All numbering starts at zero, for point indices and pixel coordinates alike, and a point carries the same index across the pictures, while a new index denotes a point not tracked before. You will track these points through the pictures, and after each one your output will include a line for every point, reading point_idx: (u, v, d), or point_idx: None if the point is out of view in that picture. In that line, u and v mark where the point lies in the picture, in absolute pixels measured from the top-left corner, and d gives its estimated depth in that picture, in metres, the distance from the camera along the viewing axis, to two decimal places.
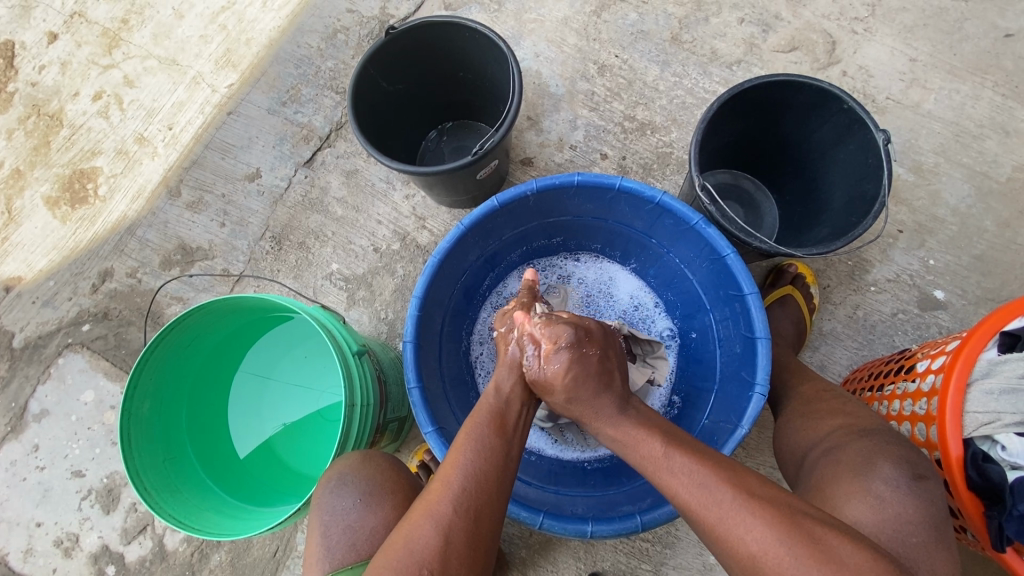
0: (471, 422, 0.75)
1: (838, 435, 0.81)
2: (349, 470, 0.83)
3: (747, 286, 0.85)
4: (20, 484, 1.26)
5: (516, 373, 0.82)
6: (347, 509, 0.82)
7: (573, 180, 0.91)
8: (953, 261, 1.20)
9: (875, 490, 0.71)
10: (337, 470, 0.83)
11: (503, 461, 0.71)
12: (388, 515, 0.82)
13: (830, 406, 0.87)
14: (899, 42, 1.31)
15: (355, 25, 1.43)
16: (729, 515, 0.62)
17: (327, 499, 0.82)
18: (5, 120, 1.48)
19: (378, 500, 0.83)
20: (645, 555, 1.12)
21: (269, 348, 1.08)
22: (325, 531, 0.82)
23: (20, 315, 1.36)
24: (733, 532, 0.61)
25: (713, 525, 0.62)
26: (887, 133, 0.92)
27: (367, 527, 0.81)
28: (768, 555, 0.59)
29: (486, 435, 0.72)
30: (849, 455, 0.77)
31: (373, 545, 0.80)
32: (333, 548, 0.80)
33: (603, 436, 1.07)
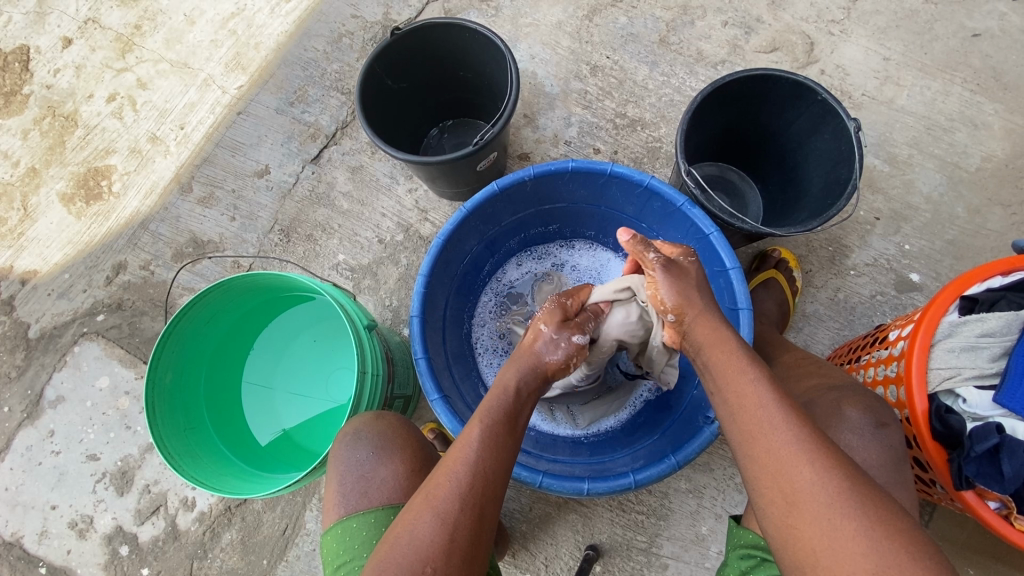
0: (480, 417, 0.74)
1: (815, 394, 0.87)
2: (364, 426, 0.88)
3: (729, 261, 0.92)
4: (36, 468, 1.30)
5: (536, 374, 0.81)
6: (361, 461, 0.86)
7: (568, 166, 0.98)
8: (927, 246, 1.27)
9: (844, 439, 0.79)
10: (354, 426, 0.89)
11: (507, 459, 0.72)
12: (396, 469, 0.86)
13: (810, 371, 0.94)
14: (873, 42, 1.40)
15: (360, 29, 1.51)
16: (799, 451, 0.62)
17: (343, 452, 0.87)
18: (21, 121, 1.54)
19: (389, 454, 0.87)
20: (641, 528, 1.17)
21: (279, 331, 1.14)
22: (341, 480, 0.86)
23: (36, 306, 1.41)
24: (795, 467, 0.62)
25: (780, 460, 0.63)
26: (857, 121, 0.99)
27: (378, 478, 0.86)
28: (828, 487, 0.60)
29: (494, 433, 0.72)
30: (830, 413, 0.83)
31: (385, 494, 0.85)
32: (348, 495, 0.85)
33: (590, 419, 1.12)
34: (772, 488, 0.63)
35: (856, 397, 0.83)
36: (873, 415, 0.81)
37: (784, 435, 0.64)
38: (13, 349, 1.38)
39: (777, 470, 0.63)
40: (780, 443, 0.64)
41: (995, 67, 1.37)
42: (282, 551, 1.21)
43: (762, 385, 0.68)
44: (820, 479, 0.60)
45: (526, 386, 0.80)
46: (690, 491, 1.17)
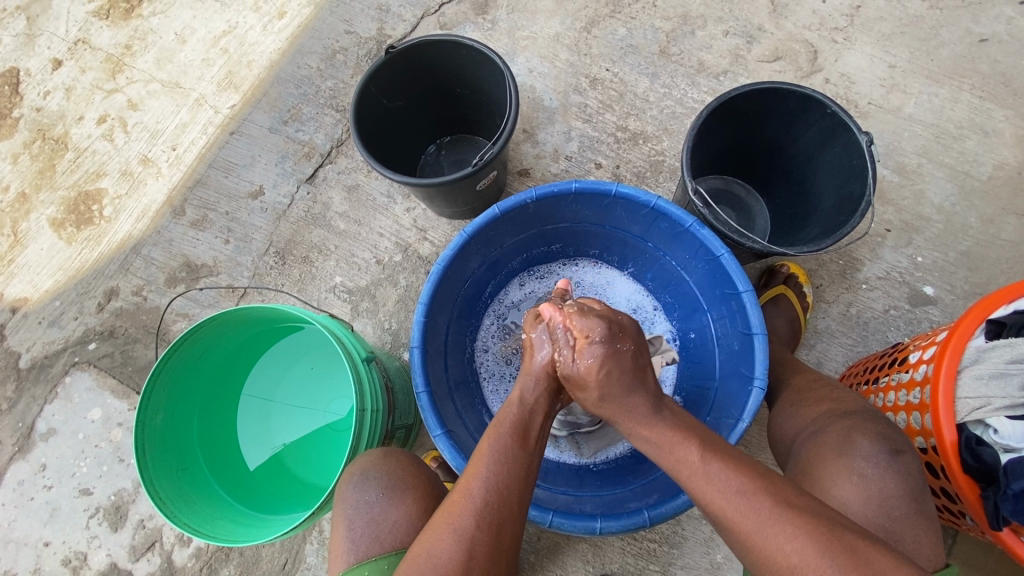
0: (492, 432, 0.73)
1: (829, 420, 0.84)
2: (372, 466, 0.85)
3: (742, 285, 0.88)
4: (27, 504, 1.26)
5: (541, 384, 0.78)
6: (370, 503, 0.83)
7: (571, 187, 0.94)
8: (941, 258, 1.24)
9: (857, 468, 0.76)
10: (361, 466, 0.86)
11: (523, 471, 0.70)
12: (407, 510, 0.84)
13: (822, 395, 0.90)
14: (878, 50, 1.37)
15: (354, 45, 1.48)
16: (738, 508, 0.63)
17: (351, 493, 0.84)
18: (10, 145, 1.50)
19: (399, 495, 0.84)
20: (653, 556, 1.13)
21: (275, 361, 1.10)
22: (350, 524, 0.83)
23: (26, 335, 1.37)
24: (744, 524, 0.62)
25: (729, 517, 0.63)
26: (869, 134, 0.96)
27: (389, 521, 0.82)
28: (797, 559, 0.59)
29: (507, 446, 0.71)
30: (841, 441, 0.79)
31: (397, 538, 0.82)
32: (357, 541, 0.82)
33: (593, 449, 1.08)
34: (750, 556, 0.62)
35: (874, 426, 0.80)
36: (895, 448, 0.77)
37: (717, 486, 0.64)
38: (3, 380, 1.34)
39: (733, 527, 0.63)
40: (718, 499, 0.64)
41: (1004, 72, 1.34)
42: None
43: (700, 454, 0.67)
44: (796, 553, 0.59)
45: (535, 396, 0.78)
46: (703, 517, 1.13)
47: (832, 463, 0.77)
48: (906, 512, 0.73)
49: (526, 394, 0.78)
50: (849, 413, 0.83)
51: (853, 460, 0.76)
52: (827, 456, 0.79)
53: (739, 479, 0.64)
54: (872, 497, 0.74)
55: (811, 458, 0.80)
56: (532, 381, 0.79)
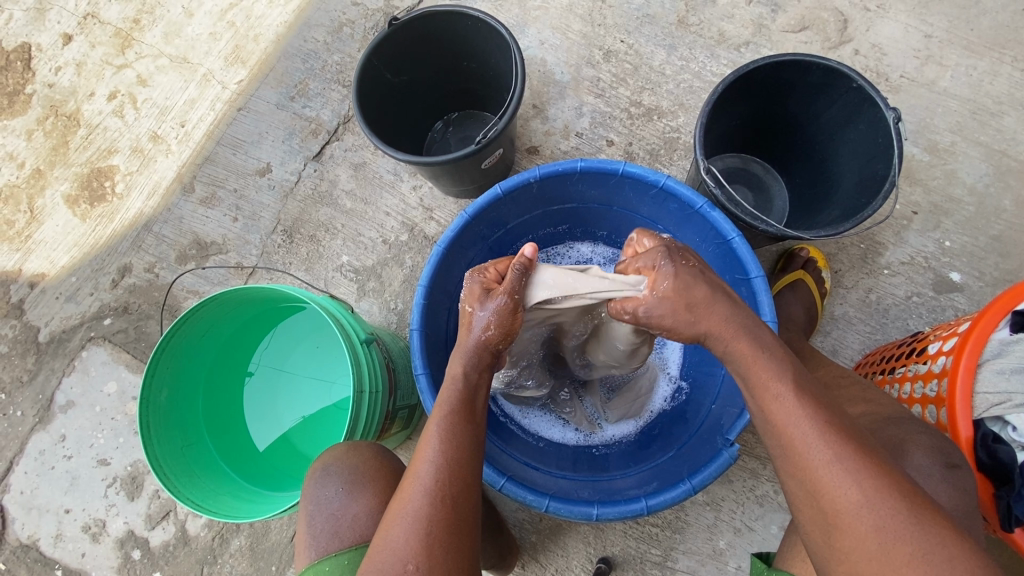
0: (435, 411, 0.71)
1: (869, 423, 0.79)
2: (332, 461, 0.86)
3: (753, 270, 0.84)
4: (49, 472, 1.31)
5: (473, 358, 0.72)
6: (330, 498, 0.84)
7: (576, 166, 0.91)
8: (970, 242, 1.18)
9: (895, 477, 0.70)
10: (322, 462, 0.86)
11: (470, 444, 0.69)
12: (369, 504, 0.84)
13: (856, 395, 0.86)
14: (914, 18, 1.28)
15: (361, 18, 1.44)
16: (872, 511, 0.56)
17: (314, 489, 0.85)
18: (25, 121, 1.52)
19: (360, 488, 0.84)
20: (655, 540, 1.12)
21: (280, 339, 1.11)
22: (312, 521, 0.84)
23: (44, 310, 1.40)
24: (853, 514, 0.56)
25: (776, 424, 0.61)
26: (897, 111, 0.90)
27: (349, 515, 0.83)
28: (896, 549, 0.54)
29: (453, 422, 0.69)
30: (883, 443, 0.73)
31: (358, 531, 0.82)
32: (318, 537, 0.82)
33: (619, 414, 1.08)
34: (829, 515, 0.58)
35: (930, 439, 0.70)
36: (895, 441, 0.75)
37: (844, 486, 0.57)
38: (25, 353, 1.38)
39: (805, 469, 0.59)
40: (802, 445, 0.59)
41: None
42: (290, 558, 1.20)
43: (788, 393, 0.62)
44: (900, 537, 0.54)
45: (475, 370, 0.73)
46: (707, 503, 1.12)
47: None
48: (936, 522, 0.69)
49: (467, 369, 0.73)
50: (893, 418, 0.77)
51: None
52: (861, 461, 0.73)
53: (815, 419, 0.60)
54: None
55: None
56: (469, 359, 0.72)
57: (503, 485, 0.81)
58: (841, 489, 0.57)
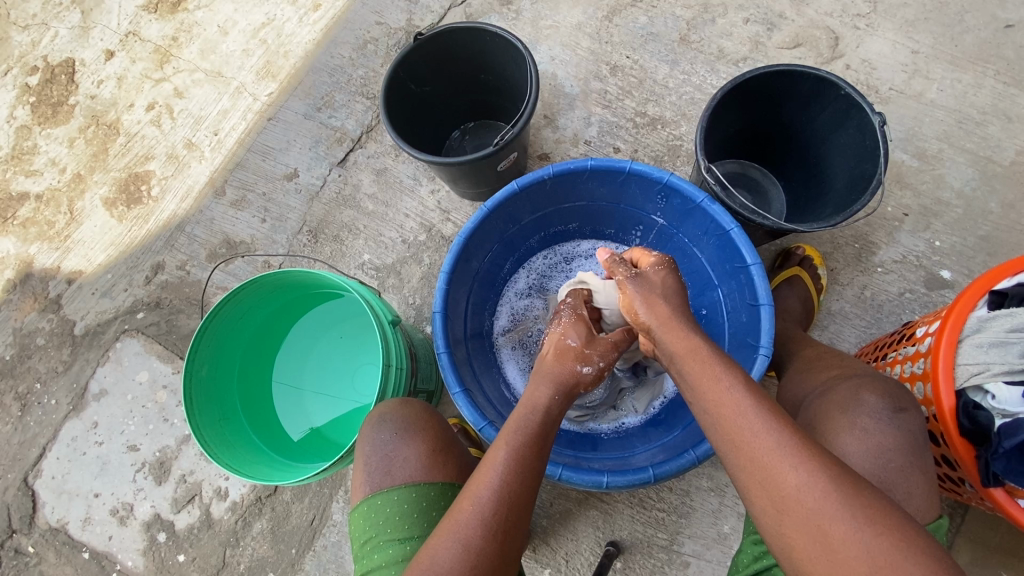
0: (505, 434, 0.76)
1: (837, 381, 0.87)
2: (388, 411, 0.91)
3: (750, 257, 0.91)
4: (81, 458, 1.37)
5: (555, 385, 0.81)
6: (384, 442, 0.89)
7: (587, 164, 0.99)
8: (959, 242, 1.24)
9: (860, 423, 0.79)
10: (379, 411, 0.92)
11: (532, 480, 0.73)
12: (418, 449, 0.89)
13: (831, 363, 0.93)
14: (901, 35, 1.37)
15: (384, 36, 1.55)
16: (809, 495, 0.62)
17: (370, 433, 0.91)
18: (68, 130, 1.63)
19: (412, 434, 0.90)
20: (661, 525, 1.16)
21: (307, 330, 1.18)
22: (367, 461, 0.90)
23: (80, 305, 1.48)
24: (785, 482, 0.63)
25: (766, 468, 0.65)
26: (882, 115, 0.97)
27: (401, 458, 0.89)
28: (837, 528, 0.60)
29: (522, 460, 0.73)
30: (847, 397, 0.82)
31: (408, 473, 0.88)
32: (372, 474, 0.89)
33: (644, 403, 1.14)
34: (762, 501, 0.65)
35: (882, 385, 0.82)
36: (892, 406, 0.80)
37: (791, 476, 0.63)
38: (61, 345, 1.46)
39: (765, 474, 0.65)
40: (755, 448, 0.66)
41: None
42: (310, 541, 1.24)
43: (737, 389, 0.69)
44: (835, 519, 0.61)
45: (557, 403, 0.80)
46: (712, 490, 1.17)
47: (838, 420, 0.80)
48: (904, 464, 0.76)
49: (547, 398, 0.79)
50: (855, 376, 0.86)
51: (852, 413, 0.80)
52: (835, 413, 0.81)
53: (788, 432, 0.65)
54: (870, 450, 0.77)
55: (818, 414, 0.83)
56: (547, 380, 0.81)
57: None
58: (782, 475, 0.63)
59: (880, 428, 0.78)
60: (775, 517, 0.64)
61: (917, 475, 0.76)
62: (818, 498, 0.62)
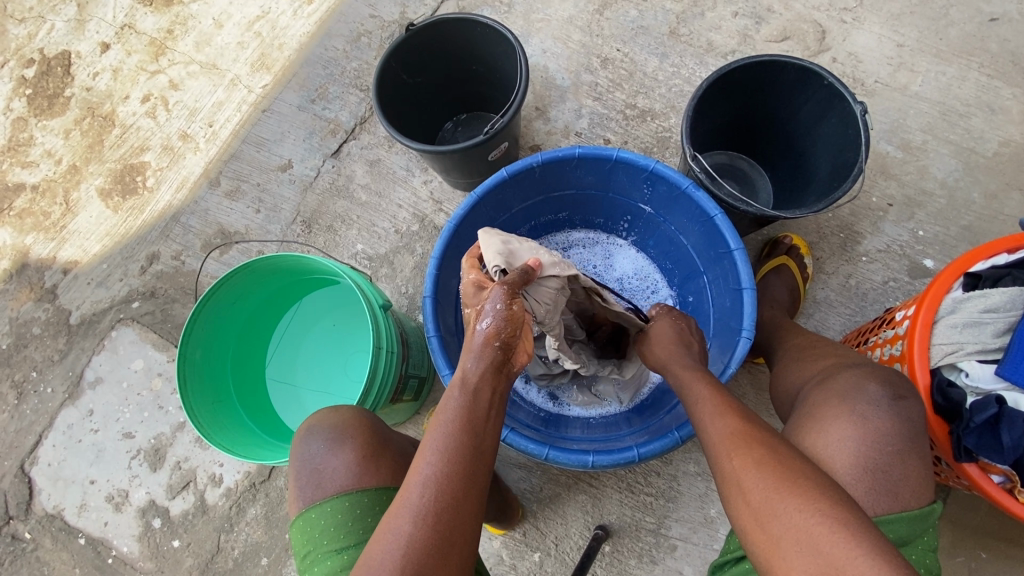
0: (436, 421, 0.74)
1: (834, 369, 0.87)
2: (314, 421, 0.91)
3: (733, 242, 0.93)
4: (76, 445, 1.39)
5: (481, 360, 0.77)
6: (315, 453, 0.89)
7: (574, 152, 1.00)
8: (942, 232, 1.26)
9: (859, 410, 0.78)
10: (307, 424, 0.92)
11: (464, 463, 0.71)
12: (347, 457, 0.87)
13: (829, 353, 0.94)
14: (886, 29, 1.40)
15: (378, 29, 1.57)
16: (748, 469, 0.68)
17: (300, 446, 0.90)
18: (63, 121, 1.64)
19: (340, 443, 0.88)
20: (650, 509, 1.18)
21: (301, 317, 1.19)
22: (299, 475, 0.89)
23: (76, 294, 1.50)
24: (729, 460, 0.71)
25: (719, 451, 0.73)
26: (863, 104, 0.99)
27: (329, 468, 0.87)
28: (767, 499, 0.65)
29: (449, 438, 0.72)
30: (847, 384, 0.82)
31: (338, 483, 0.86)
32: (304, 488, 0.88)
33: (632, 395, 1.12)
34: (725, 482, 0.71)
35: (881, 372, 0.82)
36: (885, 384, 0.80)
37: (730, 458, 0.71)
38: (56, 334, 1.47)
39: (719, 457, 0.72)
40: (712, 434, 0.75)
41: (1015, 51, 1.35)
42: None
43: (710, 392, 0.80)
44: (762, 489, 0.66)
45: (475, 373, 0.76)
46: (698, 474, 1.19)
47: (834, 406, 0.79)
48: (902, 448, 0.75)
49: (469, 371, 0.77)
50: (853, 365, 0.86)
51: (847, 398, 0.79)
52: (833, 401, 0.80)
53: (735, 420, 0.74)
54: (868, 434, 0.75)
55: (817, 401, 0.82)
56: (473, 358, 0.78)
57: (505, 435, 0.89)
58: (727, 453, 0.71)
59: (878, 414, 0.77)
60: (733, 498, 0.69)
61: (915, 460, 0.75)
62: (753, 473, 0.68)
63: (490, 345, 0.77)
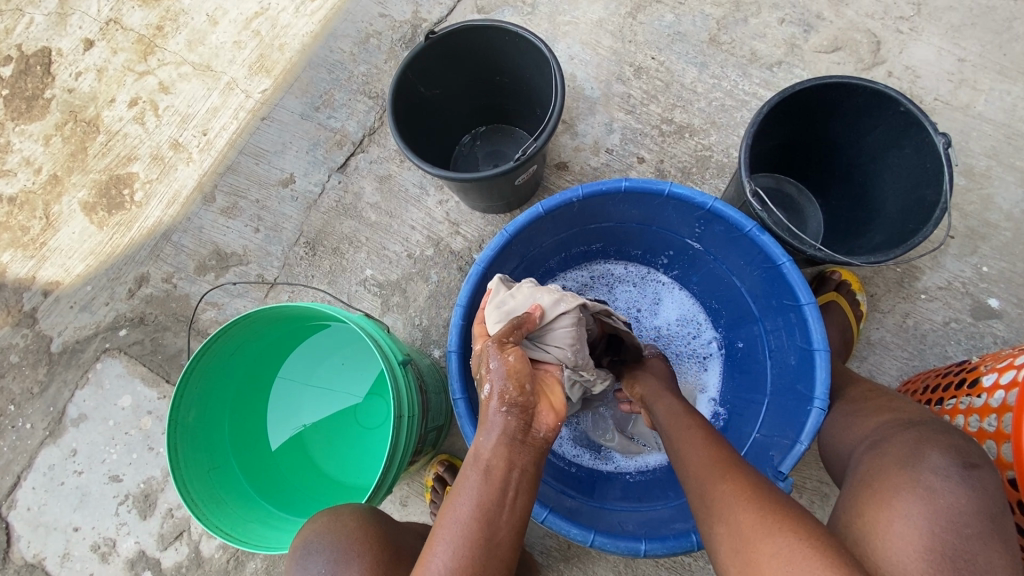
0: (450, 494, 0.64)
1: (893, 429, 0.75)
2: (313, 538, 0.78)
3: (804, 297, 0.82)
4: (58, 488, 1.27)
5: (495, 433, 0.66)
6: None
7: (620, 186, 0.89)
8: (1008, 268, 1.16)
9: (925, 481, 0.65)
10: (302, 537, 0.80)
11: (484, 547, 0.60)
12: None
13: (883, 406, 0.82)
14: (947, 41, 1.27)
15: (388, 29, 1.43)
16: (737, 497, 0.62)
17: (296, 569, 0.79)
18: (42, 126, 1.50)
19: (343, 567, 0.77)
20: (689, 571, 1.08)
21: (307, 359, 1.08)
22: None
23: (57, 319, 1.37)
24: (714, 487, 0.65)
25: (701, 476, 0.67)
26: (947, 136, 0.88)
27: None
28: (759, 526, 0.59)
29: (466, 516, 0.61)
30: (904, 449, 0.70)
31: None
32: None
33: None
34: (705, 511, 0.65)
35: (945, 437, 0.70)
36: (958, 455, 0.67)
37: (718, 480, 0.65)
38: (36, 363, 1.34)
39: (702, 482, 0.67)
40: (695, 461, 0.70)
41: None
42: None
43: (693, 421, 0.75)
44: (754, 518, 0.60)
45: (491, 448, 0.65)
46: None
47: (893, 475, 0.67)
48: (982, 531, 0.61)
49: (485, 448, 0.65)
50: (914, 424, 0.74)
51: (909, 467, 0.67)
52: (893, 469, 0.68)
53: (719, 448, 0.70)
54: (937, 511, 0.62)
55: (869, 467, 0.71)
56: (487, 433, 0.66)
57: (545, 518, 0.78)
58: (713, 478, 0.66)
59: (948, 487, 0.64)
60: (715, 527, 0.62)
61: (1000, 545, 0.61)
62: (740, 501, 0.62)
63: (501, 412, 0.66)
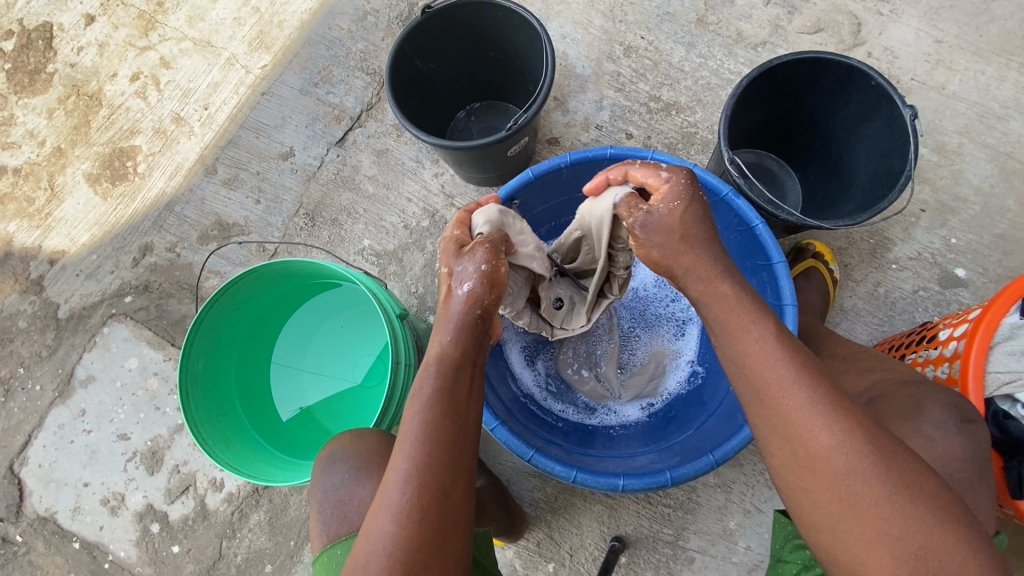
0: (418, 390, 0.66)
1: (887, 386, 0.82)
2: (339, 449, 0.87)
3: (776, 255, 0.88)
4: (68, 446, 1.33)
5: (464, 334, 0.69)
6: (337, 485, 0.84)
7: (606, 153, 0.94)
8: (975, 240, 1.22)
9: (924, 432, 0.74)
10: (329, 449, 0.88)
11: (458, 439, 0.65)
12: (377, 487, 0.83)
13: (874, 365, 0.89)
14: (925, 24, 1.32)
15: (385, 7, 1.47)
16: (805, 411, 0.61)
17: (322, 477, 0.86)
18: (46, 99, 1.53)
19: (368, 474, 0.84)
20: (668, 521, 1.15)
21: (307, 319, 1.13)
22: (321, 507, 0.84)
23: (64, 287, 1.41)
24: (784, 396, 0.62)
25: (761, 381, 0.64)
26: (913, 108, 0.94)
27: (357, 500, 0.83)
28: (824, 440, 0.60)
29: (438, 411, 0.65)
30: (906, 403, 0.77)
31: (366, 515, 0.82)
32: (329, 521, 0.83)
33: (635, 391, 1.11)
34: (760, 412, 0.64)
35: (945, 395, 0.77)
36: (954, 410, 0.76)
37: (786, 391, 0.62)
38: (44, 329, 1.39)
39: (766, 391, 0.63)
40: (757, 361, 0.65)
41: None
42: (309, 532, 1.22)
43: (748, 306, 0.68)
44: (822, 434, 0.60)
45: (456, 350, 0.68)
46: (719, 486, 1.16)
47: (899, 426, 0.75)
48: (972, 475, 0.73)
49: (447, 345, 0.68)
50: (909, 381, 0.81)
51: (909, 422, 0.75)
52: (896, 421, 0.76)
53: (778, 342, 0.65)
54: (934, 459, 0.73)
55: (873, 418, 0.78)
56: (451, 330, 0.69)
57: (532, 456, 0.84)
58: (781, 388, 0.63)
59: (944, 437, 0.74)
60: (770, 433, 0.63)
61: (980, 489, 0.73)
62: (805, 413, 0.61)
63: (472, 315, 0.69)
